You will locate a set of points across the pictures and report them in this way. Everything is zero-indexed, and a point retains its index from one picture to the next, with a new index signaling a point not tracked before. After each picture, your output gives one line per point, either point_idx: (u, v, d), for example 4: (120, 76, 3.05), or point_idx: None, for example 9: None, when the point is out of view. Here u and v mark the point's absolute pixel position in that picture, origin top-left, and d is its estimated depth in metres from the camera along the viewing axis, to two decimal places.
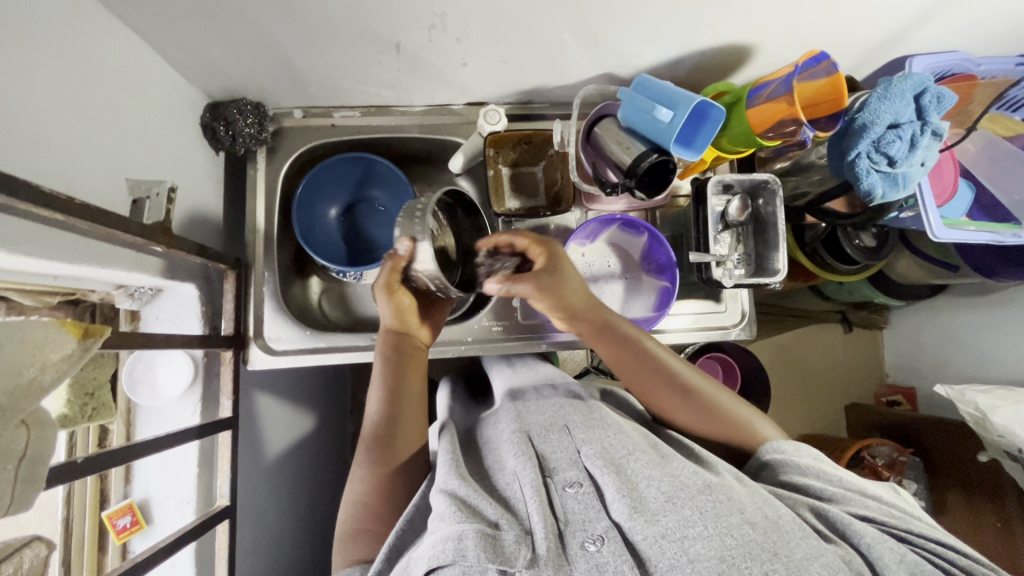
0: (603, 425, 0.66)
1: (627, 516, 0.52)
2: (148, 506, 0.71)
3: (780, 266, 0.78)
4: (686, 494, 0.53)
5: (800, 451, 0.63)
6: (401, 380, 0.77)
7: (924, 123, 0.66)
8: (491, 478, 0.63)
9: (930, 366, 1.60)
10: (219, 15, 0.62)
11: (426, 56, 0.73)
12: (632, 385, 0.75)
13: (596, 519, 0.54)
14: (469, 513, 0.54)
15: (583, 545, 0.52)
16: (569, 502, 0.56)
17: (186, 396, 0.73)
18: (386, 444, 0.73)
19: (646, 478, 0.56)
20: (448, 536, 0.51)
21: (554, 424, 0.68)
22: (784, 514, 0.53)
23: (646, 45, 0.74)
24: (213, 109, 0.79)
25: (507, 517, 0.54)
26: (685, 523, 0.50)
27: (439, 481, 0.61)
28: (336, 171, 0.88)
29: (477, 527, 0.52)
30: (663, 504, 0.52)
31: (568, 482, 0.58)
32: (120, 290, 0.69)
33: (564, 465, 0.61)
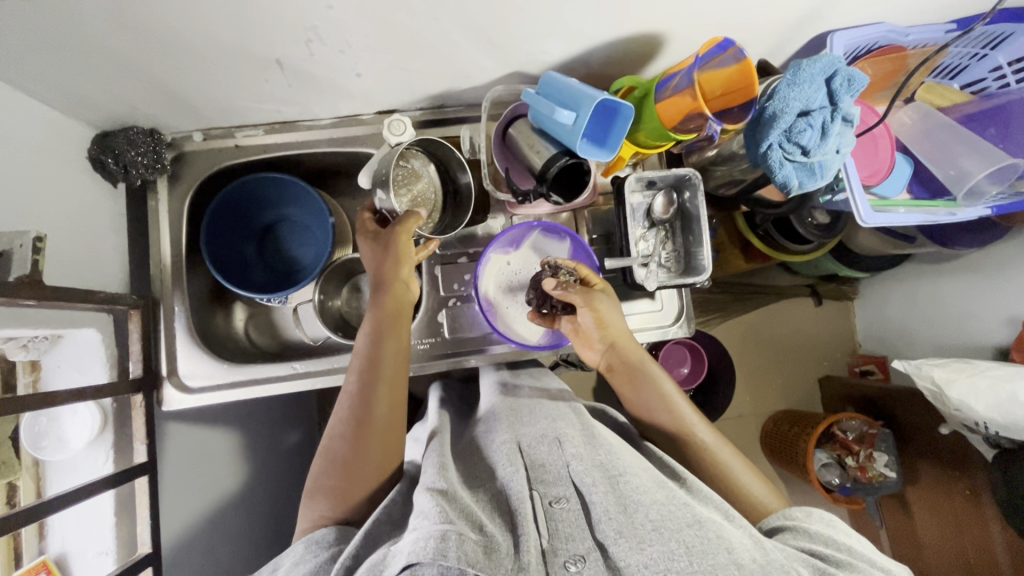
0: (600, 444, 0.64)
1: (612, 540, 0.50)
2: (65, 561, 0.69)
3: (706, 263, 0.75)
4: (674, 525, 0.51)
5: (810, 518, 0.60)
6: (385, 336, 0.72)
7: (835, 109, 0.62)
8: (480, 487, 0.62)
9: (898, 336, 1.58)
10: (73, 47, 0.58)
11: (313, 70, 0.68)
12: (645, 419, 0.75)
13: (580, 538, 0.53)
14: (455, 514, 0.52)
15: (565, 564, 0.51)
16: (555, 517, 0.55)
17: (95, 444, 0.70)
18: (368, 408, 0.69)
19: (636, 501, 0.54)
20: (429, 535, 0.49)
21: (545, 435, 0.65)
22: (773, 561, 0.50)
23: (548, 42, 0.70)
24: (101, 141, 0.74)
25: (503, 531, 0.54)
26: (669, 556, 0.48)
27: (426, 480, 0.60)
28: (246, 193, 0.84)
29: (460, 530, 0.50)
30: (650, 532, 0.51)
31: (555, 498, 0.57)
32: (10, 342, 0.64)
33: (552, 479, 0.59)
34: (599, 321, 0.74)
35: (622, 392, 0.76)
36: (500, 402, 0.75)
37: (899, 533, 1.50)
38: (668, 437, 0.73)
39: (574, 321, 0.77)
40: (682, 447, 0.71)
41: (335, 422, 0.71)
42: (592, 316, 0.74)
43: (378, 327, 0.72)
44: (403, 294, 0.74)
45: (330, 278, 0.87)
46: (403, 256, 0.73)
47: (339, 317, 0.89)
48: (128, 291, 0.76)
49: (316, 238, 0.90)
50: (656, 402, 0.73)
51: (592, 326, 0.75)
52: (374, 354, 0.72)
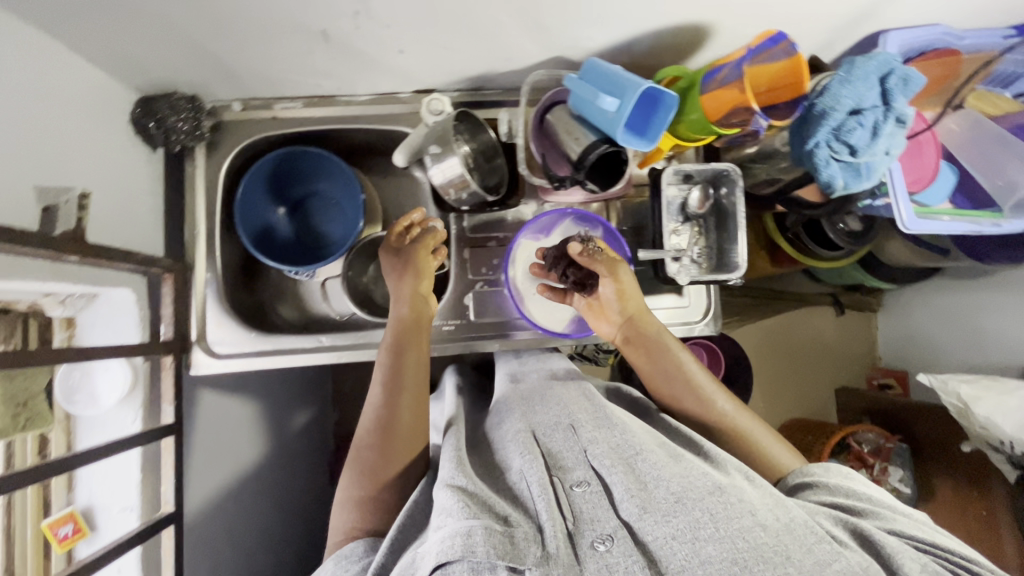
0: (611, 424, 0.62)
1: (637, 516, 0.49)
2: (91, 514, 0.71)
3: (740, 260, 0.74)
4: (696, 495, 0.50)
5: (828, 471, 0.61)
6: (407, 346, 0.73)
7: (889, 108, 0.60)
8: (496, 474, 0.61)
9: (922, 351, 1.55)
10: (125, 9, 0.58)
11: (356, 44, 0.68)
12: (664, 395, 0.73)
13: (605, 518, 0.51)
14: (477, 508, 0.52)
15: (593, 544, 0.49)
16: (578, 502, 0.53)
17: (125, 403, 0.72)
18: (395, 411, 0.69)
19: (655, 477, 0.53)
20: (455, 532, 0.48)
21: (559, 422, 0.63)
22: (797, 518, 0.50)
23: (593, 28, 0.69)
24: (143, 106, 0.75)
25: (518, 514, 0.52)
26: (695, 524, 0.48)
27: (444, 476, 0.59)
28: (281, 165, 0.85)
29: (486, 524, 0.49)
30: (674, 505, 0.50)
31: (576, 481, 0.55)
32: (50, 297, 0.66)
33: (571, 463, 0.58)
34: (620, 293, 0.75)
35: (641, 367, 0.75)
36: (511, 393, 0.73)
37: None
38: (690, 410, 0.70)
39: (593, 296, 0.79)
40: (705, 415, 0.69)
41: (360, 435, 0.69)
42: (614, 286, 0.75)
43: (399, 336, 0.73)
44: (423, 307, 0.76)
45: (358, 254, 0.87)
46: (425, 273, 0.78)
47: (364, 294, 0.89)
48: (163, 254, 0.77)
49: (345, 214, 0.90)
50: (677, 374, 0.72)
51: (613, 297, 0.75)
52: (396, 362, 0.72)
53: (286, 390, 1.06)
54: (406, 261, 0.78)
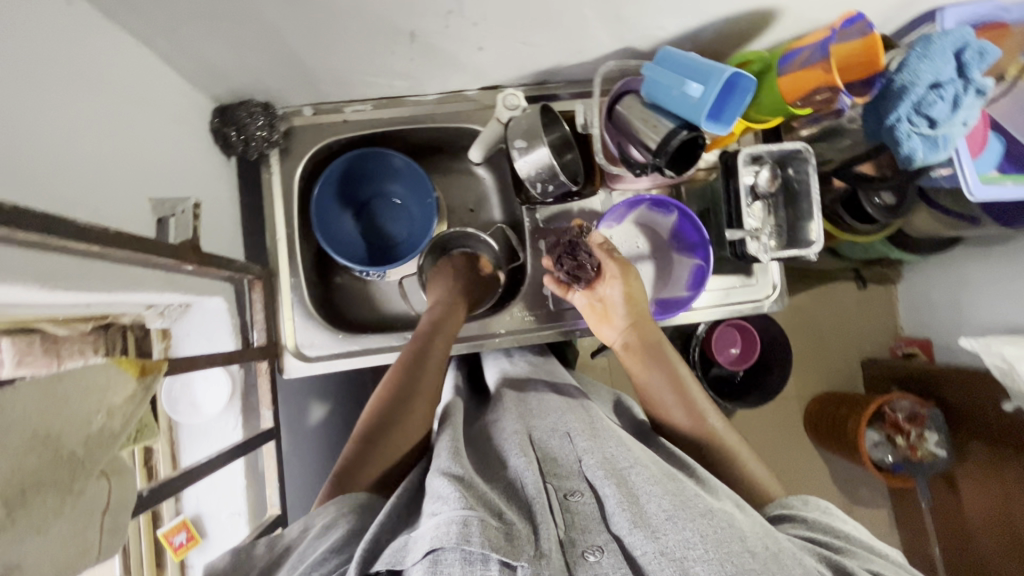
0: (607, 435, 0.62)
1: (628, 530, 0.49)
2: (201, 521, 0.71)
3: (815, 236, 0.77)
4: (688, 514, 0.49)
5: (809, 505, 0.58)
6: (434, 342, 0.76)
7: (968, 81, 0.63)
8: (491, 475, 0.60)
9: (943, 318, 1.60)
10: (226, 17, 0.59)
11: (440, 44, 0.70)
12: (652, 405, 0.72)
13: (595, 531, 0.51)
14: (473, 500, 0.51)
15: (583, 554, 0.49)
16: (569, 509, 0.53)
17: (227, 410, 0.72)
18: (411, 390, 0.71)
19: (648, 492, 0.52)
20: (451, 520, 0.47)
21: (556, 429, 0.65)
22: (786, 549, 0.49)
23: (669, 17, 0.71)
24: (221, 114, 0.76)
25: (509, 514, 0.51)
26: (685, 544, 0.46)
27: (438, 464, 0.58)
28: (350, 168, 0.86)
29: (481, 516, 0.48)
30: (663, 521, 0.49)
31: (570, 490, 0.56)
32: (150, 309, 0.67)
33: (566, 472, 0.58)
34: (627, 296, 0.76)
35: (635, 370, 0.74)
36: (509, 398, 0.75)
37: (945, 512, 1.50)
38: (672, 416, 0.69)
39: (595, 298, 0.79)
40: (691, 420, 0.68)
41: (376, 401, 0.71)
42: (621, 289, 0.77)
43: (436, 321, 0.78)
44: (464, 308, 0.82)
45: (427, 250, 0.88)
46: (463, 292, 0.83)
47: None
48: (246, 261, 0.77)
49: (410, 215, 0.91)
50: (666, 381, 0.71)
51: (619, 299, 0.77)
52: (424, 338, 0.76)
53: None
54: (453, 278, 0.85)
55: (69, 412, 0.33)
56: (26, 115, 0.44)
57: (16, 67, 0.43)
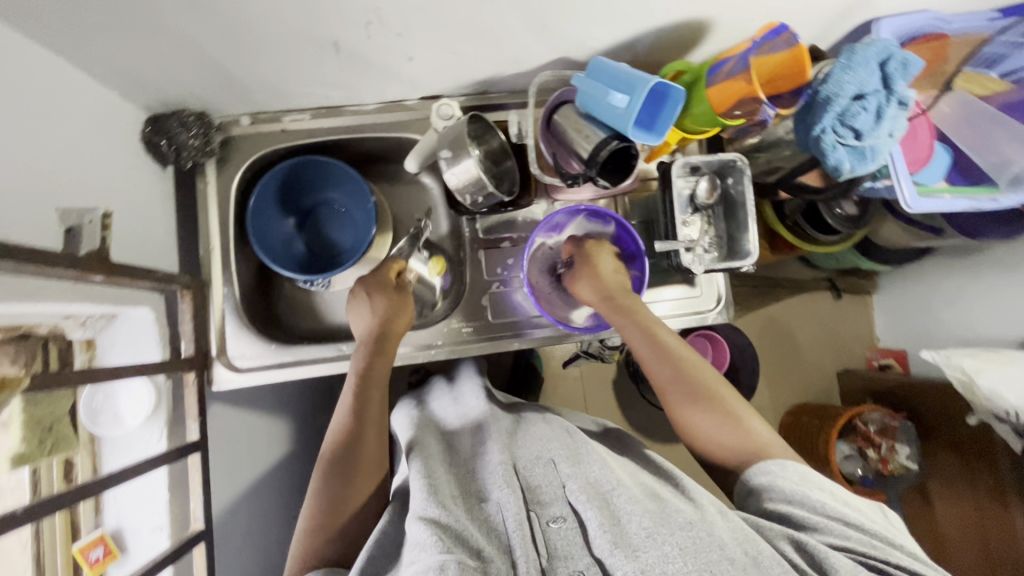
0: (590, 458, 0.64)
1: (608, 552, 0.51)
2: (121, 535, 0.70)
3: (751, 248, 0.76)
4: (666, 530, 0.52)
5: (786, 470, 0.61)
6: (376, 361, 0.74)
7: (890, 92, 0.63)
8: (477, 504, 0.60)
9: (919, 328, 1.58)
10: (141, 28, 0.59)
11: (367, 53, 0.69)
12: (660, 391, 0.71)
13: (577, 556, 0.54)
14: (450, 539, 0.52)
15: None
16: (554, 538, 0.56)
17: (150, 422, 0.71)
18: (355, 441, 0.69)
19: (628, 511, 0.55)
20: (430, 566, 0.48)
21: (540, 457, 0.65)
22: (765, 550, 0.51)
23: (598, 28, 0.71)
24: (153, 123, 0.75)
25: (493, 550, 0.53)
26: (664, 559, 0.49)
27: (415, 508, 0.57)
28: (290, 177, 0.85)
29: (459, 558, 0.49)
30: (643, 539, 0.51)
31: (552, 516, 0.58)
32: (70, 319, 0.64)
33: (549, 499, 0.60)
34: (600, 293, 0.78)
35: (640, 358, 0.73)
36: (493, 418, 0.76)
37: (918, 527, 1.48)
38: (681, 403, 0.69)
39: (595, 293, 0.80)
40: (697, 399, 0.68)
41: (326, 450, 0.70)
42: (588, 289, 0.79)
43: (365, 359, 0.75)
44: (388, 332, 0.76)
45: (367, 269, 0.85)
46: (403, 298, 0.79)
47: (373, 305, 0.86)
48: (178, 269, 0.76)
49: (355, 223, 0.91)
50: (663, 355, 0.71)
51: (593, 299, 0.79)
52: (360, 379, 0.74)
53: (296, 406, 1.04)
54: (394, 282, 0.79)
55: None
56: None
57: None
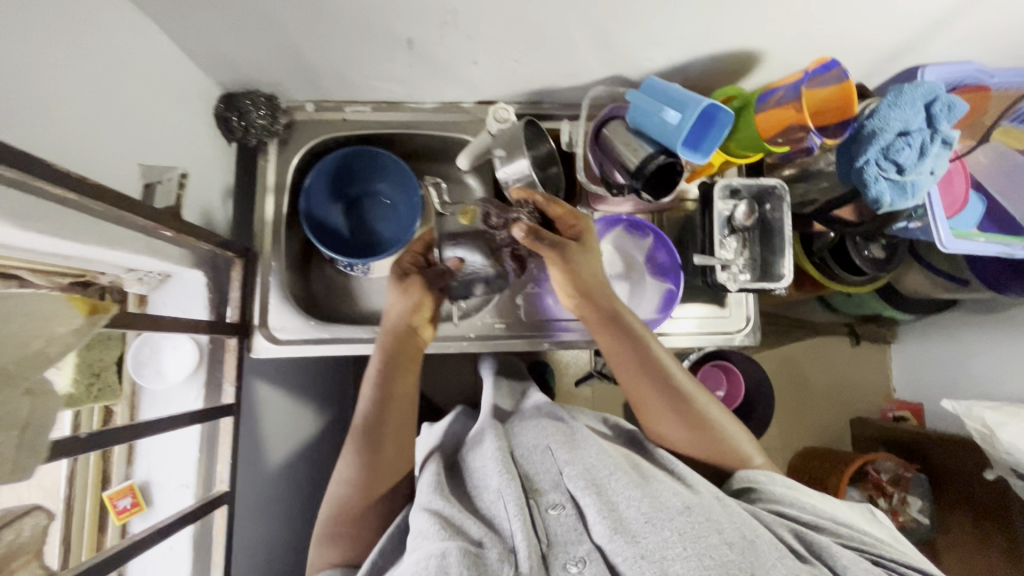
0: (586, 445, 0.68)
1: (608, 538, 0.55)
2: (148, 488, 0.72)
3: (785, 271, 0.78)
4: (667, 515, 0.56)
5: (775, 481, 0.67)
6: (394, 375, 0.76)
7: (935, 131, 0.65)
8: (469, 500, 0.66)
9: (937, 381, 1.57)
10: (236, 8, 0.63)
11: (436, 53, 0.74)
12: (627, 382, 0.75)
13: (580, 542, 0.58)
14: (455, 531, 0.58)
15: (565, 566, 0.56)
16: (552, 523, 0.61)
17: (190, 381, 0.74)
18: (373, 443, 0.72)
19: (625, 498, 0.59)
20: (431, 553, 0.54)
21: (537, 445, 0.71)
22: (763, 534, 0.55)
23: (654, 48, 0.75)
24: (226, 101, 0.80)
25: (490, 536, 0.58)
26: (664, 544, 0.53)
27: (422, 500, 0.64)
28: (344, 164, 0.89)
29: (460, 545, 0.55)
30: (642, 525, 0.56)
31: (551, 504, 0.63)
32: (131, 273, 0.70)
33: (548, 487, 0.65)
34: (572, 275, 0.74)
35: (624, 370, 0.75)
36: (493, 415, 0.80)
37: None
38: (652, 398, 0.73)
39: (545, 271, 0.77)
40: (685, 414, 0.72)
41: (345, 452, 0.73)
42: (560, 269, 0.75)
43: (390, 360, 0.76)
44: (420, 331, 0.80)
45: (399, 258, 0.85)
46: (423, 309, 0.80)
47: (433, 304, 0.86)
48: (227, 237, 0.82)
49: (399, 215, 0.95)
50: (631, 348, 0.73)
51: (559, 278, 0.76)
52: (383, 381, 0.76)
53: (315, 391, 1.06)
54: (414, 289, 0.79)
55: (6, 333, 0.34)
56: (26, 65, 0.47)
57: (22, 17, 0.46)
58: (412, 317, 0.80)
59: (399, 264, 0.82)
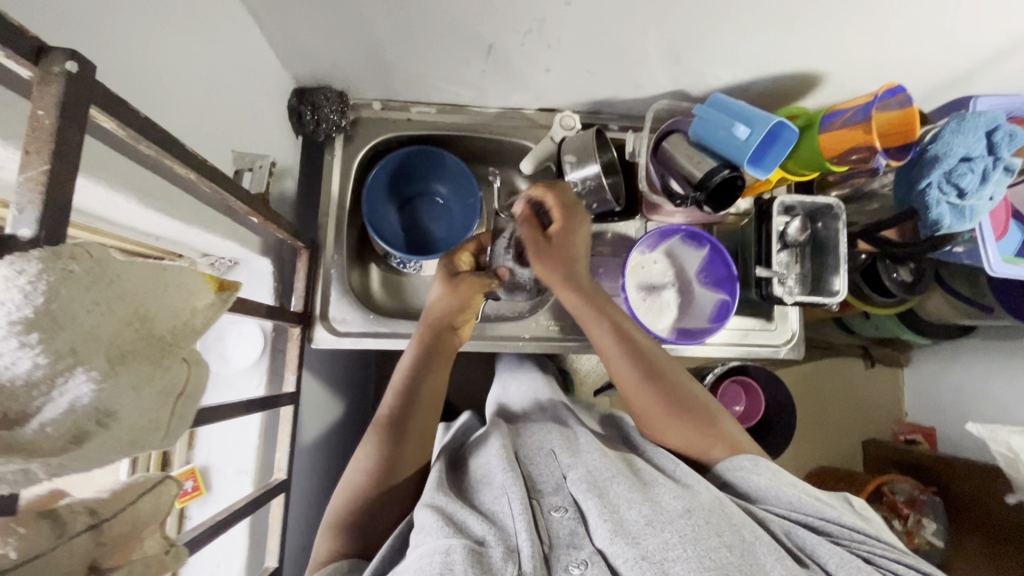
0: (590, 450, 0.67)
1: (609, 540, 0.53)
2: (208, 474, 0.72)
3: (839, 286, 0.80)
4: (666, 517, 0.54)
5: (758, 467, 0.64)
6: (428, 368, 0.76)
7: (996, 158, 0.68)
8: (468, 497, 0.63)
9: (951, 406, 1.50)
10: (333, 6, 0.65)
11: (513, 59, 0.76)
12: (612, 370, 0.74)
13: (581, 545, 0.55)
14: (455, 527, 0.55)
15: (567, 568, 0.52)
16: (555, 526, 0.57)
17: (253, 368, 0.74)
18: (399, 432, 0.71)
19: (627, 502, 0.57)
20: (435, 550, 0.50)
21: (541, 450, 0.70)
22: (762, 536, 0.54)
23: (724, 67, 0.77)
24: (299, 95, 0.82)
25: (494, 534, 0.54)
26: (665, 546, 0.51)
27: (425, 497, 0.61)
28: (404, 163, 0.91)
29: (465, 543, 0.51)
30: (642, 527, 0.53)
31: (554, 506, 0.60)
32: (204, 258, 0.71)
33: (550, 491, 0.63)
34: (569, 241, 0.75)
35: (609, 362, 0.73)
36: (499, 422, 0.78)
37: None
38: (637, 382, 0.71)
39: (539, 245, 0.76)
40: (671, 405, 0.70)
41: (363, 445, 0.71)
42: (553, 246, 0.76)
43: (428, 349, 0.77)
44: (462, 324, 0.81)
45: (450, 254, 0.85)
46: (469, 310, 0.80)
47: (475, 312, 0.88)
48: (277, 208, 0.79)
49: (452, 216, 0.96)
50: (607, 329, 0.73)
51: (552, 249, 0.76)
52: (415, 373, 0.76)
53: (347, 386, 1.06)
54: (464, 288, 0.80)
55: (164, 300, 0.34)
56: (149, 45, 0.48)
57: (145, 3, 0.48)
58: (457, 315, 0.80)
59: (449, 262, 0.84)
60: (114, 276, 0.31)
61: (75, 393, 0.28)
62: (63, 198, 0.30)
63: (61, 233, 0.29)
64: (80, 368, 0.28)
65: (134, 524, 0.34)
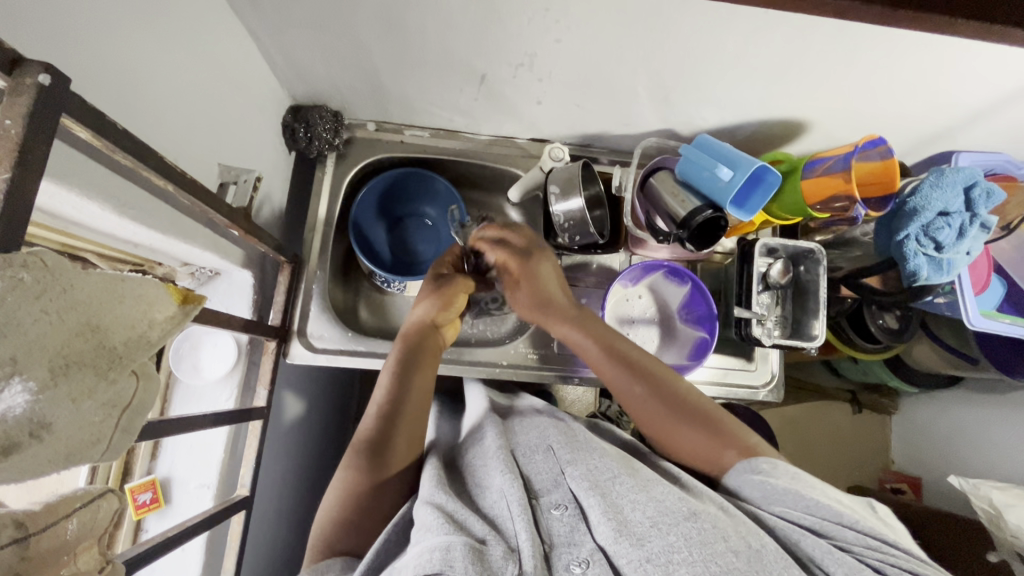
0: (590, 447, 0.63)
1: (612, 539, 0.50)
2: (169, 486, 0.71)
3: (818, 331, 0.80)
4: (672, 519, 0.51)
5: (777, 470, 0.60)
6: (413, 372, 0.73)
7: (973, 215, 0.69)
8: (467, 500, 0.61)
9: (936, 456, 1.47)
10: (330, 30, 0.67)
11: (505, 90, 0.77)
12: (616, 388, 0.73)
13: (581, 543, 0.53)
14: (458, 527, 0.52)
15: (568, 567, 0.51)
16: (553, 524, 0.56)
17: (225, 379, 0.74)
18: (382, 444, 0.68)
19: (631, 503, 0.53)
20: (435, 546, 0.48)
21: (539, 445, 0.66)
22: (767, 544, 0.50)
23: (711, 110, 0.79)
24: (294, 112, 0.83)
25: (494, 534, 0.52)
26: (670, 548, 0.48)
27: (423, 494, 0.60)
28: (395, 184, 0.92)
29: (465, 540, 0.49)
30: (648, 529, 0.50)
31: (553, 504, 0.58)
32: (184, 267, 0.71)
33: (548, 487, 0.60)
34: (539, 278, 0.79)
35: (615, 389, 0.73)
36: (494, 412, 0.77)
37: None
38: (642, 397, 0.71)
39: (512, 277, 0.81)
40: (682, 416, 0.68)
41: (347, 458, 0.68)
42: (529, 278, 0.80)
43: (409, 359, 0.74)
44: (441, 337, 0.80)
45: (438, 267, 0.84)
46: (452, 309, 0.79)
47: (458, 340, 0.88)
48: (268, 228, 0.81)
49: (440, 238, 0.97)
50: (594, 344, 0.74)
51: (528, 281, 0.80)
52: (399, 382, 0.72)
53: (321, 403, 1.04)
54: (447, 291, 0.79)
55: (116, 311, 0.33)
56: (138, 58, 0.49)
57: (139, 19, 0.49)
58: (439, 314, 0.79)
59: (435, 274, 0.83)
60: (66, 287, 0.31)
61: (8, 403, 0.28)
62: (22, 208, 0.30)
63: (14, 238, 0.29)
64: (17, 377, 0.28)
65: (65, 541, 0.34)
